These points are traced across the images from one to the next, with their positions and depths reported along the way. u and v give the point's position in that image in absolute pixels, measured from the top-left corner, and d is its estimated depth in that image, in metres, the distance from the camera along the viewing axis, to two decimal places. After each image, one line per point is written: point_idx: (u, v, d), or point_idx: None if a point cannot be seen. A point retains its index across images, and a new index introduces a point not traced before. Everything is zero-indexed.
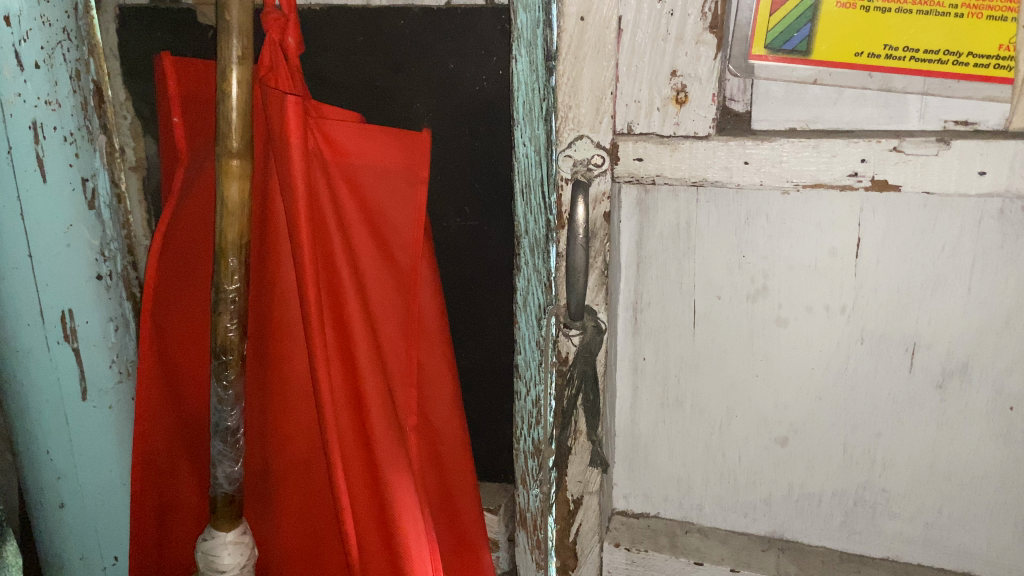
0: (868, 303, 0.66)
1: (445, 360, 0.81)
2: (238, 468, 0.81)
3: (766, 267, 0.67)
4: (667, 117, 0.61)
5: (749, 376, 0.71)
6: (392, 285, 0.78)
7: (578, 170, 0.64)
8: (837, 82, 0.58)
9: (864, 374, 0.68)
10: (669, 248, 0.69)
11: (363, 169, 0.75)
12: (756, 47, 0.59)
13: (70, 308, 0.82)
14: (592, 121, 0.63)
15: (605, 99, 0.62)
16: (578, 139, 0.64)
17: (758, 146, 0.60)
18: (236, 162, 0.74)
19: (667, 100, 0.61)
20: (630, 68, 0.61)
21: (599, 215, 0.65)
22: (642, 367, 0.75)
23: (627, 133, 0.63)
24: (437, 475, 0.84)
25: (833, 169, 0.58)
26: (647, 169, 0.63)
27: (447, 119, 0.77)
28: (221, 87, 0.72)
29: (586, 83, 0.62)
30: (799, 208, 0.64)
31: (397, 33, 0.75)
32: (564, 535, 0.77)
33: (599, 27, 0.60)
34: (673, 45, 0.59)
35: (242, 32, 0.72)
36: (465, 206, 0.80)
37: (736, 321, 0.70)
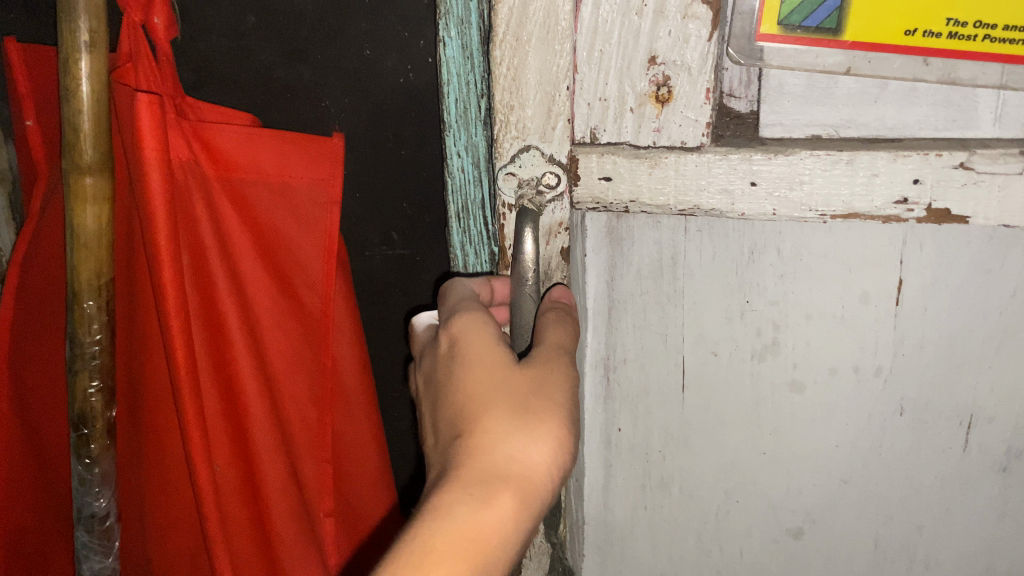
0: (909, 367, 0.50)
1: (369, 423, 0.66)
2: (111, 560, 0.65)
3: (777, 316, 0.50)
4: (644, 120, 0.45)
5: (753, 454, 0.55)
6: (298, 334, 0.62)
7: (524, 192, 0.48)
8: (879, 71, 0.41)
9: (903, 453, 0.52)
10: (645, 290, 0.53)
11: (256, 190, 0.58)
12: (765, 25, 0.40)
13: None
14: (542, 125, 0.46)
15: (558, 96, 0.45)
16: (523, 151, 0.47)
17: (769, 162, 0.43)
18: (90, 181, 0.57)
19: (644, 98, 0.44)
20: (594, 54, 0.44)
21: (555, 252, 0.49)
22: (617, 441, 0.59)
23: (589, 142, 0.46)
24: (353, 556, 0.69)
25: (873, 194, 0.42)
26: (613, 192, 0.47)
27: (365, 120, 0.60)
28: (66, 82, 0.55)
29: (531, 75, 0.45)
30: (825, 236, 0.47)
31: (297, 9, 0.58)
32: None
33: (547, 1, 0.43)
34: (652, 20, 0.42)
35: (91, 9, 0.55)
36: (391, 230, 0.64)
37: (737, 385, 0.53)
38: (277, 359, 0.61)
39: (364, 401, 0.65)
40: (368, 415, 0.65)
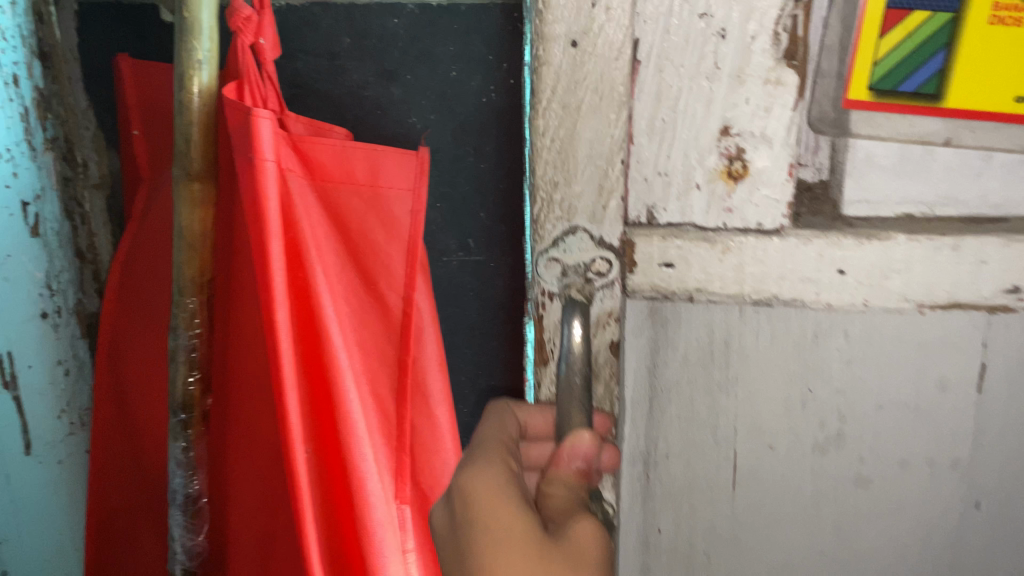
0: (984, 459, 0.54)
1: (446, 423, 0.68)
2: (200, 539, 0.70)
3: (842, 404, 0.53)
4: (716, 199, 0.48)
5: (813, 551, 0.57)
6: (380, 331, 0.67)
7: (571, 280, 0.49)
8: (981, 140, 0.47)
9: (980, 546, 0.56)
10: (693, 371, 0.54)
11: (348, 195, 0.64)
12: (855, 93, 0.46)
13: (8, 350, 0.70)
14: (593, 204, 0.48)
15: (612, 169, 0.47)
16: (570, 233, 0.49)
17: (859, 248, 0.47)
18: (198, 187, 0.62)
19: (716, 174, 0.47)
20: (667, 123, 0.46)
21: (604, 342, 0.51)
22: (656, 541, 0.58)
23: (647, 224, 0.49)
24: (432, 550, 0.71)
25: (978, 282, 0.48)
26: (676, 279, 0.50)
27: (450, 135, 0.65)
28: (181, 97, 0.60)
29: (582, 142, 0.46)
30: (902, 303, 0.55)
31: (389, 33, 0.63)
32: None
33: (602, 73, 0.45)
34: (729, 85, 0.45)
35: (206, 32, 0.59)
36: (469, 238, 0.68)
37: (792, 479, 0.55)
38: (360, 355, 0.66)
39: (444, 400, 0.68)
40: (447, 414, 0.68)
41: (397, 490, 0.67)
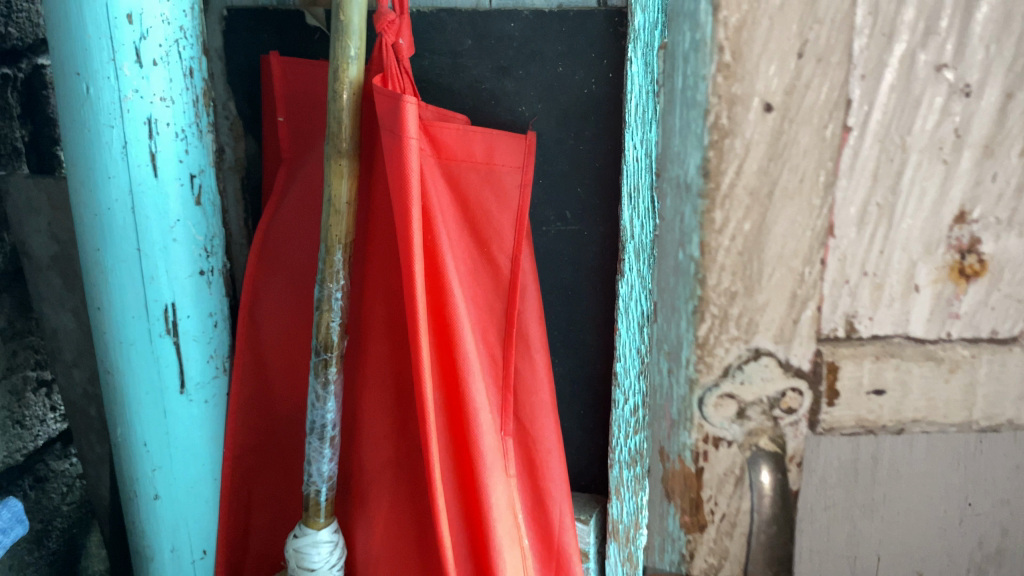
0: None
1: (543, 366, 0.80)
2: (331, 466, 0.81)
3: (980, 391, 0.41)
4: (942, 302, 0.39)
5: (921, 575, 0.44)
6: (491, 289, 0.78)
7: (756, 408, 0.41)
8: None
9: None
10: (850, 495, 0.43)
11: (467, 171, 0.75)
12: None
13: (172, 302, 0.83)
14: (784, 317, 0.40)
15: (809, 273, 0.39)
16: (751, 360, 0.40)
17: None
18: (345, 163, 0.74)
19: (948, 270, 0.39)
20: (884, 209, 0.38)
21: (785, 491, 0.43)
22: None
23: (839, 338, 0.40)
24: (530, 480, 0.82)
25: None
26: (889, 412, 0.41)
27: (553, 121, 0.77)
28: (335, 87, 0.73)
29: (771, 245, 0.38)
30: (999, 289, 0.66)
31: (506, 36, 0.75)
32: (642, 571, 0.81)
33: (814, 158, 0.37)
34: (976, 159, 0.37)
35: (359, 33, 0.72)
36: (566, 210, 0.80)
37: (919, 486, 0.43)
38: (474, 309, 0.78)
39: (542, 347, 0.80)
40: (543, 359, 0.80)
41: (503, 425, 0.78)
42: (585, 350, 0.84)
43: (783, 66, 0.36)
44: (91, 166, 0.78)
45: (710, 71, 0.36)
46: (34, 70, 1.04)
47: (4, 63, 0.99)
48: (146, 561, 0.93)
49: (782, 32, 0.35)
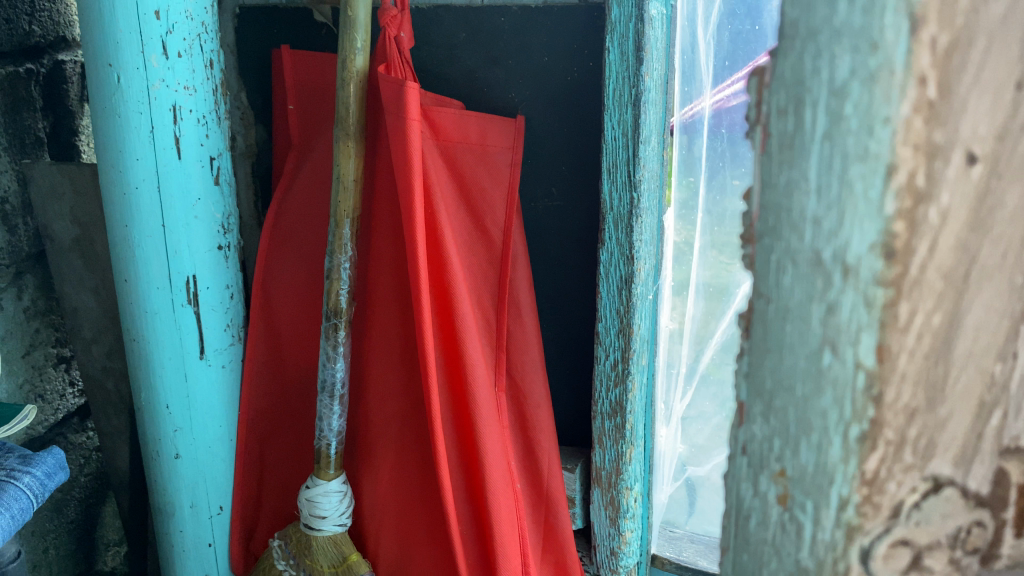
0: None
1: (532, 328, 0.89)
2: (341, 422, 0.89)
3: None
4: None
5: None
6: (485, 258, 0.86)
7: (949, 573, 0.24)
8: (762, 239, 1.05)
9: None
10: None
11: (463, 151, 0.83)
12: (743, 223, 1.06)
13: (194, 274, 0.91)
14: (966, 436, 0.23)
15: (1007, 374, 0.23)
16: (928, 494, 0.24)
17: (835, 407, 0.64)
18: (352, 144, 0.82)
19: None
20: None
21: None
22: None
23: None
24: (522, 433, 0.90)
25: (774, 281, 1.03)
26: None
27: (540, 106, 0.85)
28: (343, 76, 0.81)
29: (967, 338, 0.23)
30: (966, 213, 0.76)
31: (497, 29, 0.83)
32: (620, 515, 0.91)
33: None
34: None
35: (364, 27, 0.80)
36: (553, 187, 0.88)
37: None
38: (471, 277, 0.85)
39: (531, 310, 0.89)
40: (533, 321, 0.89)
41: (497, 381, 0.86)
42: (570, 314, 0.93)
43: (995, 107, 0.21)
44: (119, 149, 0.85)
45: (897, 110, 0.21)
46: (55, 65, 1.14)
47: (27, 59, 1.09)
48: (165, 517, 0.99)
49: (1002, 55, 0.21)
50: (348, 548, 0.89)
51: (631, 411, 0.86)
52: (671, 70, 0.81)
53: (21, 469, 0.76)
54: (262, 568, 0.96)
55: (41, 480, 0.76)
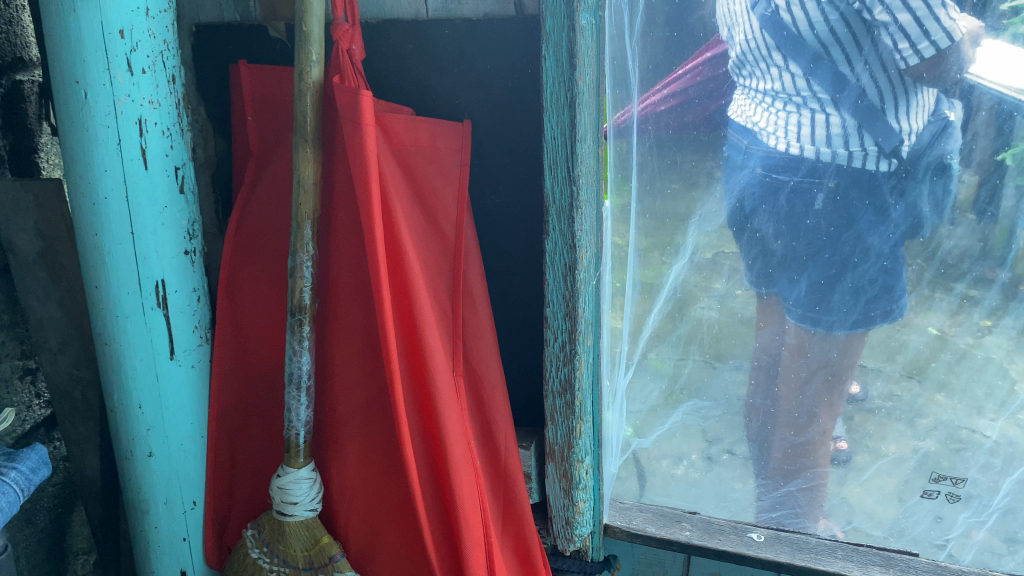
0: None
1: (485, 316, 0.96)
2: (308, 413, 0.95)
3: None
4: None
5: None
6: (440, 252, 0.93)
7: None
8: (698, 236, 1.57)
9: None
10: None
11: (415, 154, 0.89)
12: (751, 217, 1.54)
13: (163, 279, 0.96)
14: None
15: None
16: None
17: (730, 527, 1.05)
18: (310, 150, 0.89)
19: None
20: None
21: None
22: None
23: None
24: (480, 415, 0.96)
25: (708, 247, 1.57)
26: None
27: (483, 111, 0.92)
28: (300, 87, 0.87)
29: None
30: (889, 136, 1.31)
31: (442, 40, 0.90)
32: (573, 486, 0.98)
33: None
34: None
35: (318, 41, 0.86)
36: (500, 184, 0.96)
37: None
38: (428, 271, 0.92)
39: (484, 299, 0.96)
40: (486, 308, 0.96)
41: (455, 367, 0.93)
42: (519, 302, 1.01)
43: None
44: (88, 161, 0.89)
45: None
46: (13, 85, 1.17)
47: None
48: (139, 515, 1.03)
49: None
50: (319, 530, 0.95)
51: (580, 388, 0.94)
52: (602, 75, 0.89)
53: (7, 466, 0.80)
54: (236, 558, 1.00)
55: (26, 475, 0.81)
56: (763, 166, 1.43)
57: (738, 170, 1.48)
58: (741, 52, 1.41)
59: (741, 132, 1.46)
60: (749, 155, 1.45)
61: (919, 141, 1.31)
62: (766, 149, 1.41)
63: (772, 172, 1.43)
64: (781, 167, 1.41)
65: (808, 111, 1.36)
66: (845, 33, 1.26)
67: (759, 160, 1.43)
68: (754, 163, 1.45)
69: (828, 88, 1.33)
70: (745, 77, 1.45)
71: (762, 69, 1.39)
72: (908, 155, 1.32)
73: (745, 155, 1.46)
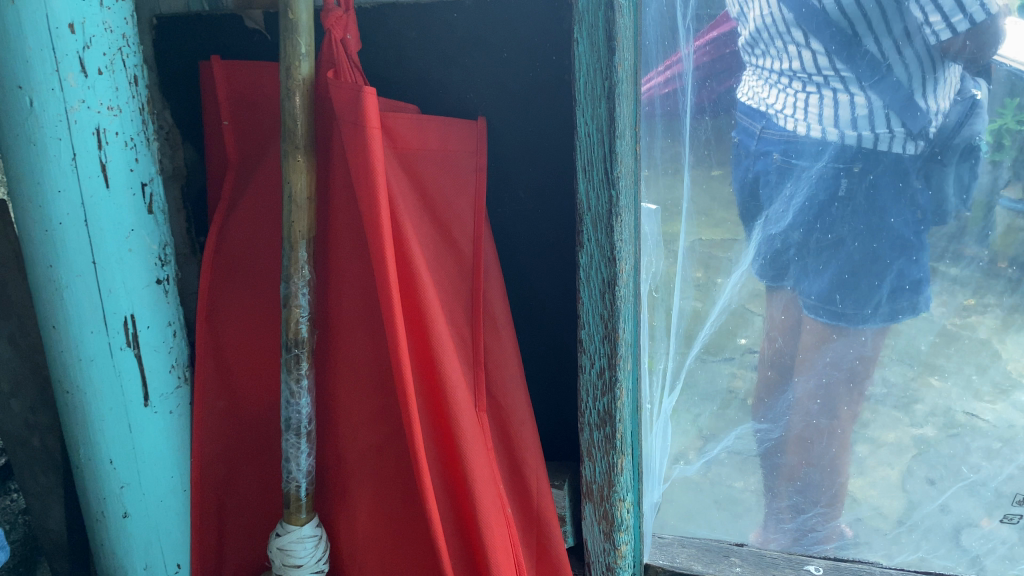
0: None
1: (508, 341, 0.83)
2: (310, 460, 0.82)
3: None
4: None
5: None
6: (456, 271, 0.80)
7: None
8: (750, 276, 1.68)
9: None
10: None
11: (424, 159, 0.77)
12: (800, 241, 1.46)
13: (132, 313, 0.82)
14: None
15: None
16: None
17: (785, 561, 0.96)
18: (301, 158, 0.76)
19: None
20: None
21: None
22: None
23: None
24: (507, 454, 0.84)
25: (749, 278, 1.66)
26: None
27: (501, 106, 0.80)
28: (288, 84, 0.74)
29: None
30: (917, 117, 1.27)
31: (450, 25, 0.78)
32: (614, 528, 0.87)
33: None
34: None
35: (307, 30, 0.73)
36: (520, 190, 0.84)
37: None
38: (444, 292, 0.79)
39: (507, 323, 0.83)
40: (508, 333, 0.83)
41: (479, 402, 0.81)
42: (543, 322, 0.89)
43: None
44: (37, 179, 0.75)
45: None
46: None
47: None
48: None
49: None
50: None
51: (621, 419, 0.82)
52: (638, 61, 0.77)
53: None
54: None
55: None
56: (781, 153, 1.36)
57: (753, 157, 1.43)
58: (754, 29, 1.32)
59: (754, 115, 1.39)
60: (764, 141, 1.39)
61: (947, 122, 1.29)
62: (783, 133, 1.35)
63: (788, 158, 1.35)
64: (801, 152, 1.34)
65: (829, 91, 1.28)
66: (876, 13, 1.17)
67: (779, 147, 1.36)
68: (772, 149, 1.38)
69: (851, 67, 1.24)
70: (755, 56, 1.37)
71: (778, 48, 1.30)
72: (934, 134, 1.30)
73: (758, 140, 1.40)
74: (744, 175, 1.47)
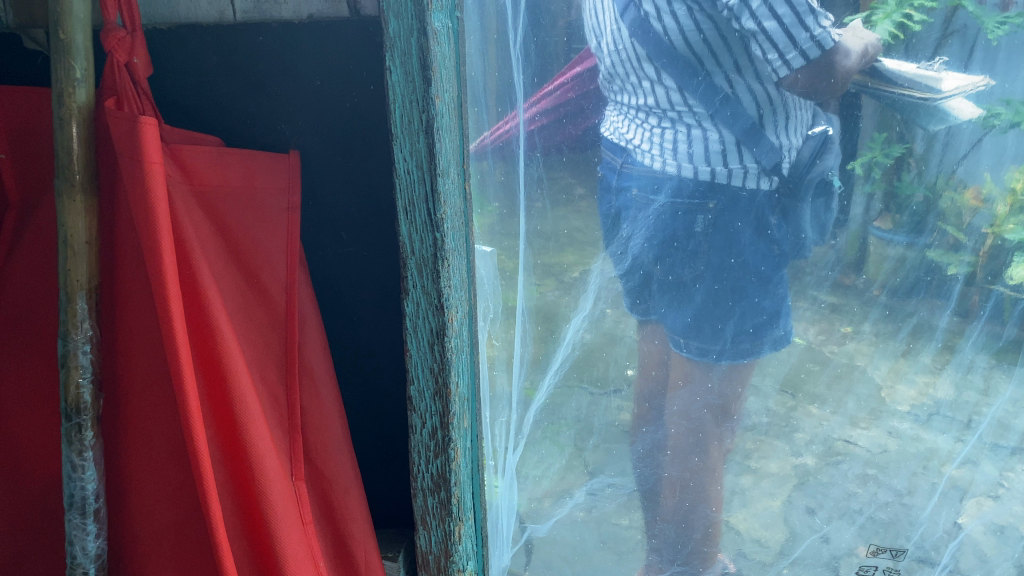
0: None
1: (329, 401, 0.76)
2: (98, 542, 0.71)
3: None
4: None
5: None
6: (266, 324, 0.72)
7: None
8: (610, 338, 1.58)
9: None
10: None
11: (224, 198, 0.68)
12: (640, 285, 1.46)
13: None
14: None
15: None
16: None
17: None
18: (80, 198, 0.66)
19: None
20: None
21: None
22: None
23: None
24: (330, 524, 0.76)
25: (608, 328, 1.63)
26: None
27: (315, 139, 0.75)
28: (59, 112, 0.64)
29: None
30: (771, 153, 1.25)
31: (255, 50, 0.72)
32: None
33: None
34: None
35: (83, 53, 0.64)
36: (342, 231, 0.80)
37: None
38: (249, 348, 0.70)
39: (327, 378, 0.76)
40: (329, 389, 0.76)
41: (294, 469, 0.72)
42: (372, 362, 0.86)
43: None
44: None
45: None
46: None
47: None
48: None
49: None
50: None
51: (456, 482, 0.75)
52: (463, 94, 0.72)
53: None
54: None
55: None
56: (640, 188, 1.31)
57: (614, 193, 1.37)
58: (610, 65, 1.28)
59: (615, 151, 1.35)
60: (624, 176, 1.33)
61: (799, 159, 1.27)
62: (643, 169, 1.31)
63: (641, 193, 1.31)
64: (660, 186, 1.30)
65: (683, 127, 1.26)
66: (719, 44, 1.14)
67: (641, 184, 1.31)
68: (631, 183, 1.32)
69: (703, 103, 1.22)
70: (618, 94, 1.33)
71: (634, 83, 1.27)
72: (788, 170, 1.27)
73: (619, 175, 1.35)
74: (607, 209, 1.40)
